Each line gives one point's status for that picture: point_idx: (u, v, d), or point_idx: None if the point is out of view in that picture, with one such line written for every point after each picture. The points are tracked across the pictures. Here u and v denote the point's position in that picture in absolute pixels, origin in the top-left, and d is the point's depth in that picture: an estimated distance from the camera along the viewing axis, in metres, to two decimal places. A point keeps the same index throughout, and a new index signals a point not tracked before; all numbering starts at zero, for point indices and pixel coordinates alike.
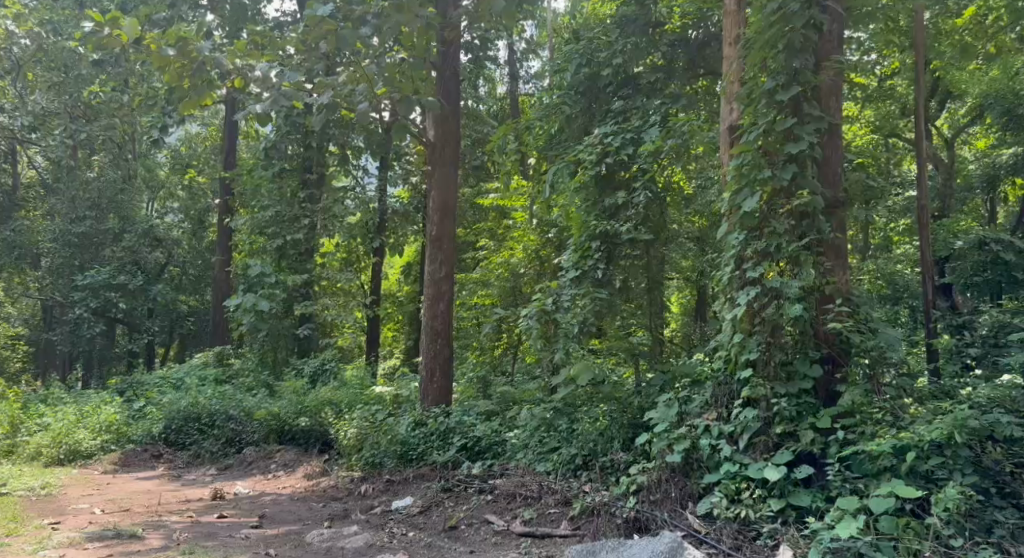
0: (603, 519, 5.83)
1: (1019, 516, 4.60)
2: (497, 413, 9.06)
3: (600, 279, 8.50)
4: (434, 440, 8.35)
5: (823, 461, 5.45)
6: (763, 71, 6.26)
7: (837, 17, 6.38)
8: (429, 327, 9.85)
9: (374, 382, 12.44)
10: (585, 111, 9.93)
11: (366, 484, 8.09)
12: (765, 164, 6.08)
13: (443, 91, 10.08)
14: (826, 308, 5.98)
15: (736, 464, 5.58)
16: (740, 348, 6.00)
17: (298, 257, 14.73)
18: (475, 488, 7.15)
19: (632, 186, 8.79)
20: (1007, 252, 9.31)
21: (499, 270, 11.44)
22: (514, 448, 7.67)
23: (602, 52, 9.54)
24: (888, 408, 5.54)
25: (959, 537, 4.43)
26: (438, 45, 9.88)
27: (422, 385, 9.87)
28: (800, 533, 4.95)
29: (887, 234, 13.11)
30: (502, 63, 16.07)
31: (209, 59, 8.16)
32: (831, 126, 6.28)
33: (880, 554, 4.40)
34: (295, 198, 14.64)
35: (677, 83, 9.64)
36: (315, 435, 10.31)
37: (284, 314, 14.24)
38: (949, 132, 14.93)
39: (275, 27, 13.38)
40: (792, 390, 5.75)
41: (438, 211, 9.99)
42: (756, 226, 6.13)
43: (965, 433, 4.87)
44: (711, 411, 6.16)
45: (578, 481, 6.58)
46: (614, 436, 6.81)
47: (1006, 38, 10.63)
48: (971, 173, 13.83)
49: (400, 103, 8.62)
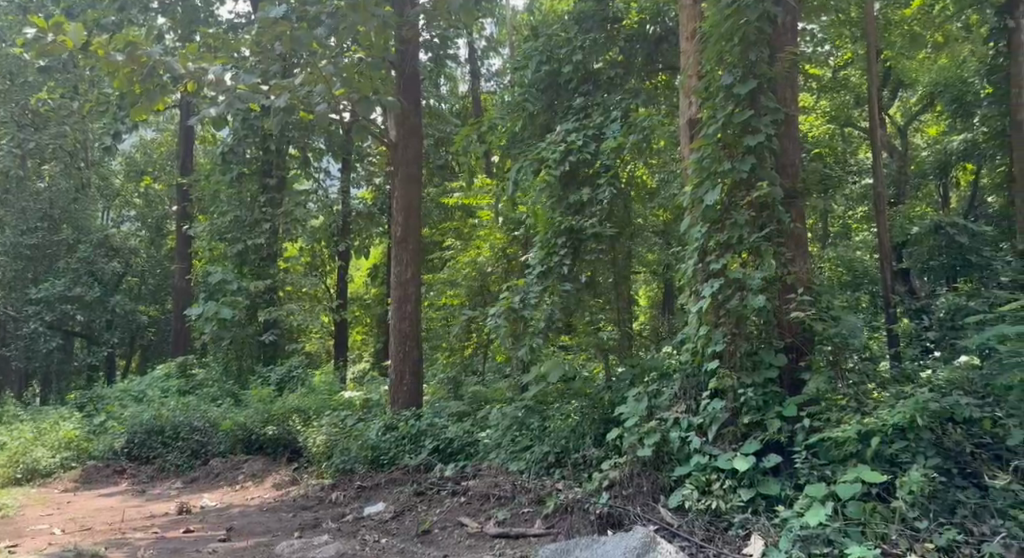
0: (576, 516, 5.76)
1: (980, 495, 4.66)
2: (468, 413, 9.02)
3: (566, 274, 8.48)
4: (405, 443, 8.32)
5: (790, 449, 5.53)
6: (720, 65, 6.31)
7: (790, 9, 6.45)
8: (398, 329, 9.76)
9: (342, 387, 12.28)
10: (546, 108, 9.91)
11: (337, 491, 7.93)
12: (725, 158, 6.13)
13: (403, 90, 9.96)
14: (788, 298, 6.05)
15: (706, 456, 5.65)
16: (706, 341, 6.02)
17: (260, 262, 14.47)
18: (448, 490, 7.09)
19: (597, 182, 8.74)
20: (962, 235, 9.52)
21: (466, 270, 11.35)
22: (486, 449, 7.66)
23: (561, 48, 9.55)
24: (852, 394, 5.64)
25: (924, 519, 4.49)
26: (397, 44, 9.76)
27: (392, 389, 9.81)
28: (770, 522, 4.99)
29: (847, 222, 13.35)
30: (463, 61, 16.04)
31: (159, 63, 7.92)
32: (787, 118, 6.36)
33: (849, 540, 4.45)
34: (255, 202, 14.33)
35: (634, 80, 9.76)
36: (283, 443, 10.16)
37: (248, 321, 13.98)
38: (902, 121, 15.28)
39: (229, 29, 13.14)
40: (757, 380, 5.80)
41: (402, 211, 9.89)
42: (717, 219, 6.19)
43: (926, 416, 5.00)
44: (680, 403, 6.20)
45: (551, 479, 6.57)
46: (585, 431, 6.88)
47: (954, 28, 10.88)
48: (924, 161, 14.15)
49: (360, 103, 8.46)
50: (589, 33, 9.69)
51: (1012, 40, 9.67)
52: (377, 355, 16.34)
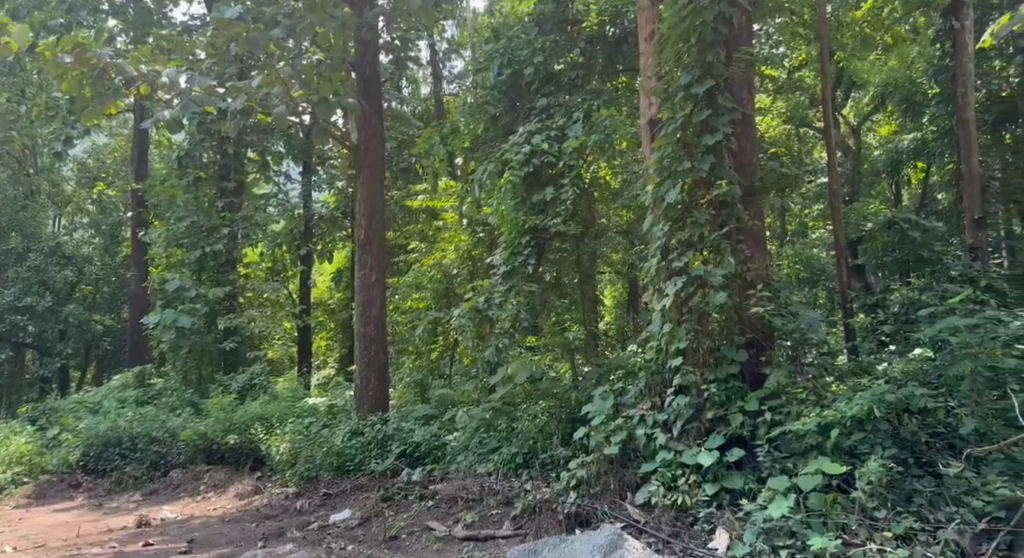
0: (545, 516, 5.76)
1: (935, 483, 4.80)
2: (435, 417, 8.97)
3: (532, 274, 8.63)
4: (372, 449, 8.23)
5: (752, 443, 5.62)
6: (678, 66, 6.40)
7: (745, 10, 6.56)
8: (363, 334, 9.64)
9: (306, 394, 12.10)
10: (507, 109, 9.92)
11: (302, 499, 7.77)
12: (684, 156, 6.20)
13: (363, 92, 9.86)
14: (748, 294, 6.14)
15: (672, 452, 5.70)
16: (671, 338, 6.05)
17: (218, 268, 14.17)
18: (415, 495, 7.03)
19: (560, 182, 8.78)
20: (914, 231, 9.77)
21: (432, 273, 11.24)
22: (454, 451, 7.63)
23: (522, 50, 9.57)
24: (812, 387, 5.77)
25: (883, 509, 4.59)
26: (356, 44, 9.66)
27: (357, 394, 9.70)
28: (735, 515, 5.07)
29: (805, 220, 13.59)
30: (424, 63, 15.98)
31: (109, 65, 7.70)
32: (744, 117, 6.48)
33: (811, 531, 4.54)
34: (212, 208, 14.04)
35: (595, 81, 9.81)
36: (246, 452, 9.95)
37: (207, 328, 13.69)
38: (855, 120, 15.65)
39: (183, 31, 12.86)
40: (720, 375, 5.88)
41: (365, 214, 9.78)
42: (678, 217, 6.25)
43: (883, 407, 5.09)
44: (646, 401, 6.24)
45: (519, 480, 6.58)
46: (553, 431, 6.89)
47: (903, 30, 11.19)
48: (877, 159, 14.55)
49: (319, 105, 8.34)
50: (550, 35, 9.74)
51: (957, 41, 9.99)
52: (342, 361, 16.14)
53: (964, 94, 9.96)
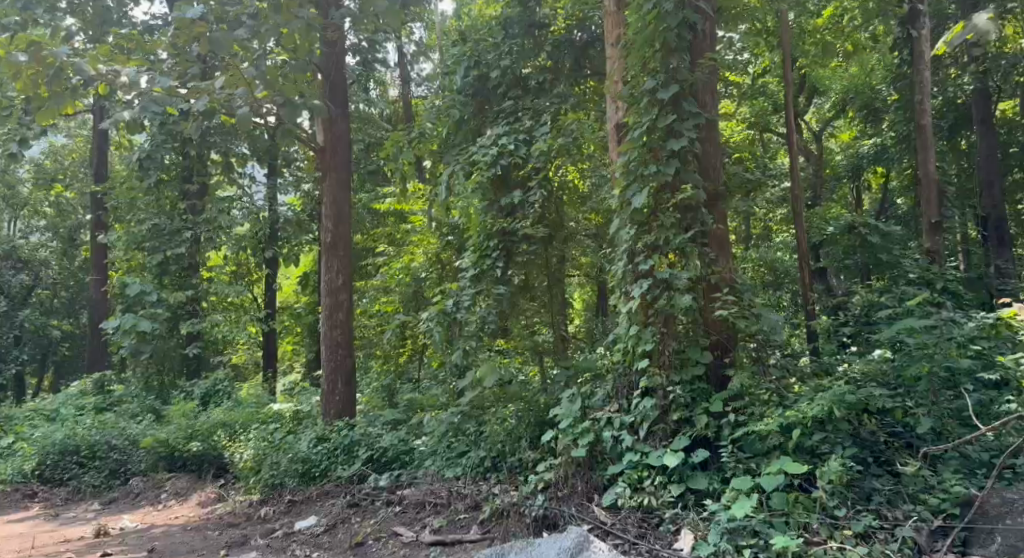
0: (512, 520, 5.74)
1: (894, 482, 4.88)
2: (403, 421, 8.94)
3: (500, 277, 8.63)
4: (338, 454, 8.14)
5: (717, 443, 5.66)
6: (643, 71, 6.45)
7: (710, 16, 6.63)
8: (329, 338, 9.53)
9: (272, 399, 11.93)
10: (475, 112, 9.92)
11: (267, 507, 7.64)
12: (650, 160, 6.26)
13: (330, 94, 9.76)
14: (713, 297, 6.21)
15: (639, 454, 5.74)
16: (637, 340, 6.10)
17: (181, 272, 13.77)
18: (382, 501, 6.96)
19: (528, 185, 8.80)
20: (873, 234, 9.99)
21: (400, 276, 11.13)
22: (422, 456, 7.59)
23: (489, 53, 9.58)
24: (775, 388, 5.86)
25: (843, 507, 4.65)
26: (321, 45, 9.56)
27: (324, 399, 9.58)
28: (699, 516, 5.11)
29: (768, 224, 13.80)
30: (392, 65, 15.89)
31: (66, 64, 7.45)
32: (709, 123, 6.54)
33: (773, 530, 4.59)
34: (174, 210, 13.79)
35: (562, 85, 9.86)
36: (208, 460, 9.76)
37: (169, 333, 13.41)
38: (817, 126, 15.94)
39: (145, 30, 12.61)
40: (685, 377, 5.95)
41: (331, 217, 9.69)
42: (644, 221, 6.30)
43: (843, 407, 5.18)
44: (613, 403, 6.28)
45: (487, 484, 6.57)
46: (521, 434, 6.89)
47: (862, 37, 11.44)
48: (838, 164, 14.86)
49: (283, 106, 8.22)
50: (517, 39, 9.76)
51: (914, 49, 10.23)
52: (308, 366, 15.92)
53: (921, 101, 10.20)
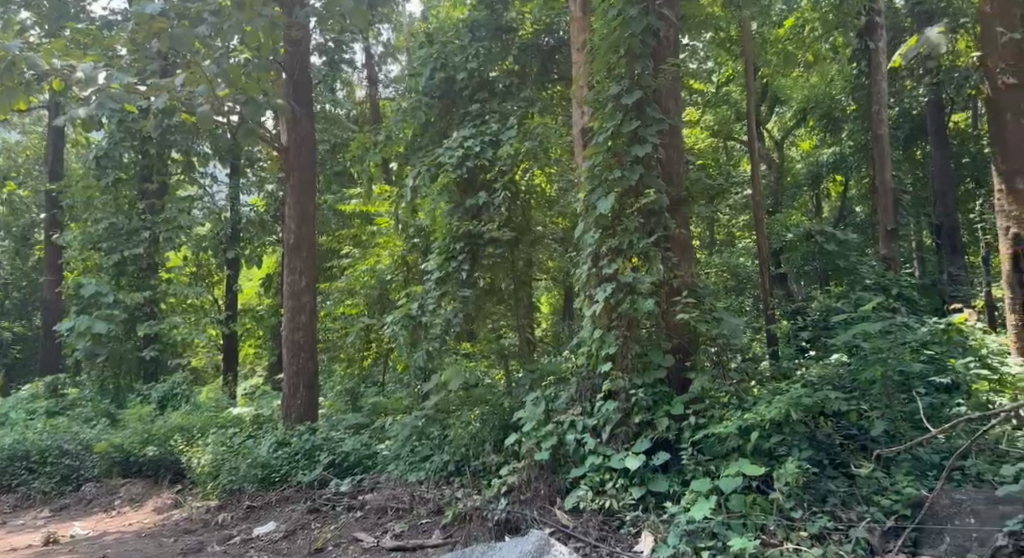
0: (474, 524, 5.72)
1: (848, 484, 4.99)
2: (366, 426, 8.87)
3: (465, 280, 8.59)
4: (299, 459, 8.03)
5: (677, 446, 5.71)
6: (609, 77, 6.49)
7: (672, 23, 6.70)
8: (291, 341, 9.40)
9: (231, 404, 11.71)
10: (441, 115, 9.92)
11: (225, 512, 7.48)
12: (615, 165, 6.31)
13: (294, 93, 9.63)
14: (674, 301, 6.26)
15: (601, 457, 5.77)
16: (600, 343, 6.15)
17: (139, 273, 13.46)
18: (343, 506, 6.87)
19: (493, 187, 8.79)
20: (830, 242, 10.23)
21: (364, 278, 11.01)
22: (385, 461, 7.53)
23: (455, 56, 9.55)
24: (734, 391, 5.94)
25: (799, 509, 4.72)
26: (286, 44, 9.41)
27: (285, 403, 9.45)
28: (659, 518, 5.14)
29: (731, 229, 14.01)
30: (359, 66, 15.79)
31: (19, 59, 7.20)
32: (672, 128, 6.59)
33: (731, 532, 4.64)
34: (133, 210, 13.50)
35: (528, 89, 9.91)
36: (165, 464, 9.54)
37: (125, 336, 13.09)
38: (778, 134, 16.25)
39: (103, 25, 12.30)
40: (647, 380, 6.00)
41: (295, 217, 9.57)
42: (609, 225, 6.34)
43: (800, 410, 5.27)
44: (576, 406, 6.30)
45: (450, 488, 6.55)
46: (484, 438, 6.86)
47: (822, 48, 11.68)
48: (799, 172, 15.16)
49: (246, 105, 8.10)
50: (483, 42, 9.75)
51: (871, 60, 10.49)
52: (270, 369, 15.67)
53: (878, 111, 10.44)
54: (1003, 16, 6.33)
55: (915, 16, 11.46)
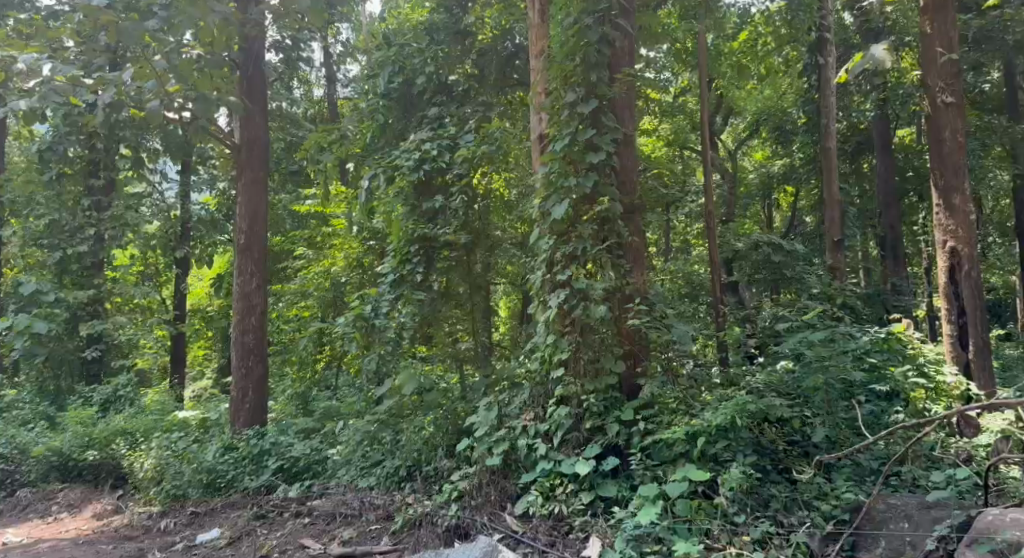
0: (424, 531, 5.70)
1: (790, 489, 5.09)
2: (316, 430, 8.74)
3: (419, 283, 8.55)
4: (246, 464, 7.89)
5: (626, 451, 5.77)
6: (564, 85, 6.53)
7: (628, 33, 6.80)
8: (240, 344, 9.23)
9: (178, 407, 11.43)
10: (398, 117, 9.88)
11: (167, 519, 7.29)
12: (570, 172, 6.36)
13: (247, 90, 9.45)
14: (627, 307, 6.32)
15: (551, 462, 5.78)
16: (553, 349, 6.16)
17: (83, 272, 13.21)
18: (291, 512, 6.76)
19: (450, 191, 8.77)
20: (777, 252, 10.52)
21: (319, 280, 10.88)
22: (335, 466, 7.44)
23: (414, 58, 9.52)
24: (683, 397, 6.03)
25: (742, 513, 4.80)
26: (239, 40, 9.23)
27: (233, 406, 9.26)
28: (607, 523, 5.17)
29: (686, 237, 14.25)
30: (318, 65, 15.61)
31: None
32: (626, 137, 6.67)
33: (676, 537, 4.69)
34: (77, 206, 13.06)
35: (487, 94, 9.95)
36: (107, 469, 9.27)
37: (66, 336, 12.76)
38: (733, 145, 16.62)
39: (49, 16, 11.94)
40: (599, 386, 6.04)
41: (246, 217, 9.39)
42: (563, 231, 6.38)
43: (745, 416, 5.35)
44: (529, 411, 6.32)
45: (401, 494, 6.51)
46: (437, 443, 6.84)
47: (774, 62, 11.97)
48: (751, 182, 15.51)
49: (198, 102, 7.94)
50: (442, 45, 9.73)
51: (821, 75, 10.80)
52: (220, 371, 15.32)
53: (827, 124, 10.73)
54: (942, 37, 6.60)
55: (863, 34, 11.84)
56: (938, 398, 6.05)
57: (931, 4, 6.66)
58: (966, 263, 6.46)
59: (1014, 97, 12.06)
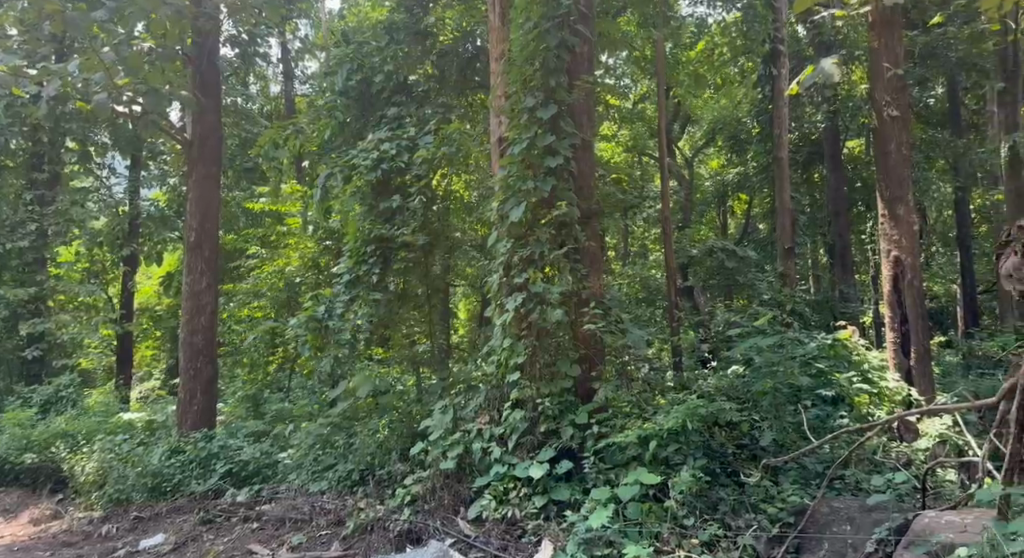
0: (375, 535, 5.65)
1: (738, 492, 5.18)
2: (266, 433, 8.58)
3: (376, 284, 8.45)
4: (193, 468, 7.71)
5: (580, 454, 5.80)
6: (523, 88, 6.55)
7: (587, 39, 6.86)
8: (189, 345, 9.01)
9: (123, 408, 11.09)
10: (357, 116, 9.80)
11: (109, 524, 7.07)
12: (528, 177, 6.37)
13: (200, 85, 9.25)
14: (583, 311, 6.36)
15: (505, 465, 5.78)
16: (510, 352, 6.16)
17: (24, 267, 13.19)
18: (239, 517, 6.62)
19: (408, 192, 8.71)
20: (731, 258, 10.74)
21: (273, 280, 10.71)
22: (286, 469, 7.32)
23: (373, 57, 9.42)
24: (636, 401, 6.08)
25: (691, 516, 4.88)
26: (193, 34, 9.03)
27: (181, 408, 9.04)
28: (560, 527, 5.19)
29: (644, 242, 14.43)
30: (276, 61, 15.40)
31: None
32: (584, 142, 6.72)
33: (627, 540, 4.71)
34: (19, 201, 13.00)
35: (447, 96, 9.92)
36: (45, 472, 8.95)
37: (5, 335, 13.01)
38: (690, 152, 16.91)
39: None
40: (554, 390, 6.06)
41: (198, 214, 9.17)
42: (522, 234, 6.39)
43: (696, 420, 5.43)
44: (485, 414, 6.29)
45: (353, 498, 6.43)
46: (391, 446, 6.78)
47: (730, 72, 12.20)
48: (708, 190, 15.78)
49: (148, 96, 7.77)
50: (402, 44, 9.68)
51: (775, 86, 11.04)
52: (169, 372, 14.92)
53: (780, 134, 10.97)
54: (889, 52, 6.80)
55: (816, 47, 12.15)
56: (882, 403, 6.21)
57: (879, 19, 6.86)
58: (909, 273, 6.67)
59: (955, 112, 12.53)
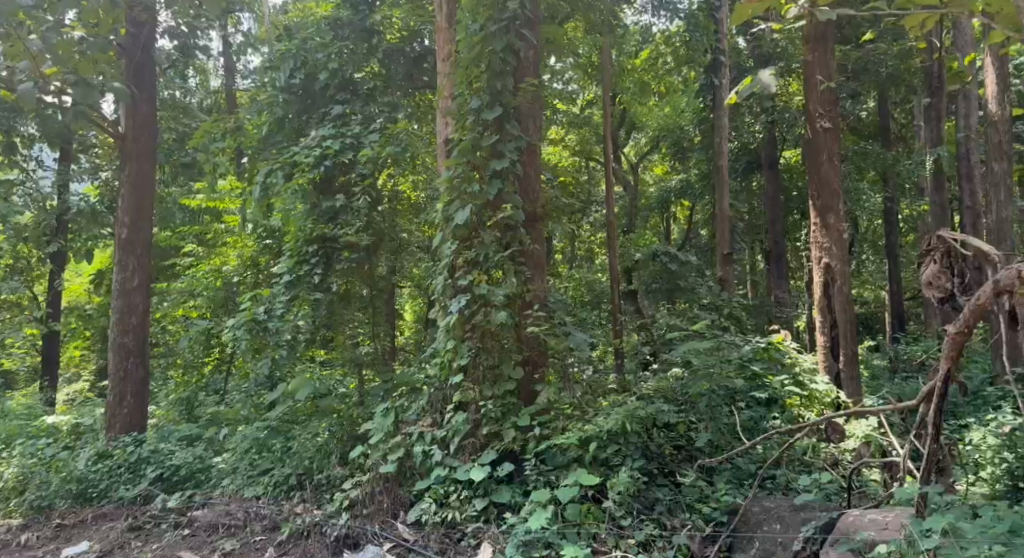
0: (312, 540, 5.60)
1: (674, 492, 5.27)
2: (200, 437, 8.31)
3: (318, 284, 8.30)
4: (121, 473, 7.42)
5: (521, 456, 5.80)
6: (469, 90, 6.52)
7: (534, 43, 6.88)
8: (119, 345, 8.68)
9: (47, 411, 10.58)
10: (299, 113, 9.60)
11: (29, 532, 6.73)
12: (474, 179, 6.36)
13: (134, 75, 8.92)
14: (526, 314, 6.36)
15: (446, 468, 5.73)
16: (453, 355, 6.12)
17: None
18: (169, 523, 6.40)
19: (352, 191, 8.58)
20: (672, 263, 11.03)
21: (208, 278, 10.38)
22: (219, 474, 7.11)
23: (317, 52, 9.20)
24: (577, 403, 6.13)
25: (628, 517, 4.94)
26: (128, 23, 8.71)
27: (110, 411, 8.71)
28: (499, 529, 5.19)
29: (589, 246, 14.55)
30: (216, 54, 14.99)
31: None
32: (530, 146, 6.73)
33: (566, 541, 4.74)
34: None
35: (393, 95, 9.81)
36: None
37: None
38: (635, 158, 17.17)
39: None
40: (496, 392, 6.05)
41: (130, 210, 8.85)
42: (466, 236, 6.36)
43: (635, 422, 5.51)
44: (427, 417, 6.22)
45: (289, 503, 6.27)
46: (331, 450, 6.65)
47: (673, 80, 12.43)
48: (651, 195, 16.04)
49: (78, 87, 7.42)
50: (347, 41, 9.49)
51: (716, 96, 11.31)
52: (97, 374, 14.30)
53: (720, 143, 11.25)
54: (822, 66, 7.04)
55: (755, 59, 12.50)
56: (812, 405, 6.40)
57: (814, 35, 7.10)
58: (839, 279, 6.91)
59: (886, 125, 13.06)
